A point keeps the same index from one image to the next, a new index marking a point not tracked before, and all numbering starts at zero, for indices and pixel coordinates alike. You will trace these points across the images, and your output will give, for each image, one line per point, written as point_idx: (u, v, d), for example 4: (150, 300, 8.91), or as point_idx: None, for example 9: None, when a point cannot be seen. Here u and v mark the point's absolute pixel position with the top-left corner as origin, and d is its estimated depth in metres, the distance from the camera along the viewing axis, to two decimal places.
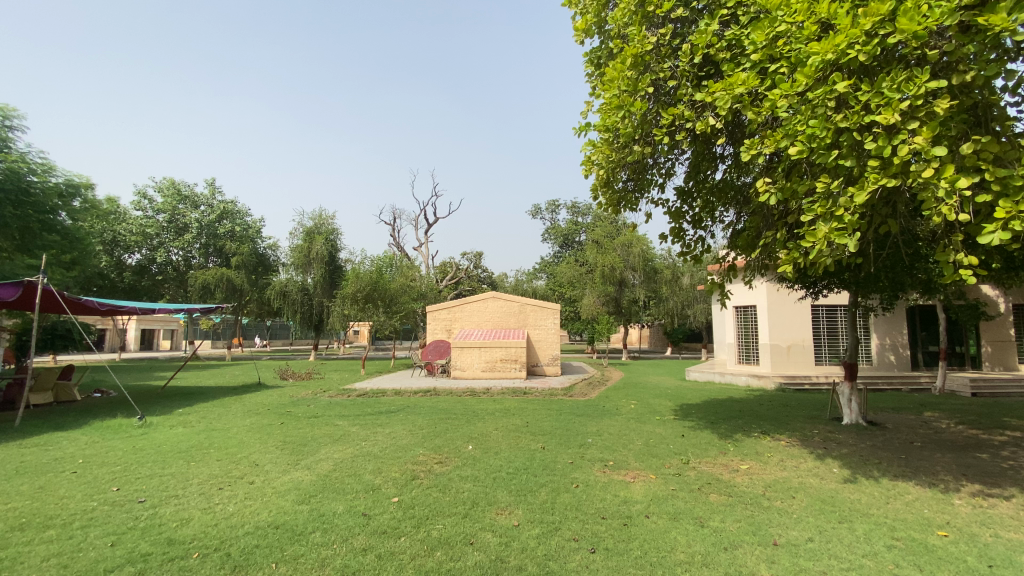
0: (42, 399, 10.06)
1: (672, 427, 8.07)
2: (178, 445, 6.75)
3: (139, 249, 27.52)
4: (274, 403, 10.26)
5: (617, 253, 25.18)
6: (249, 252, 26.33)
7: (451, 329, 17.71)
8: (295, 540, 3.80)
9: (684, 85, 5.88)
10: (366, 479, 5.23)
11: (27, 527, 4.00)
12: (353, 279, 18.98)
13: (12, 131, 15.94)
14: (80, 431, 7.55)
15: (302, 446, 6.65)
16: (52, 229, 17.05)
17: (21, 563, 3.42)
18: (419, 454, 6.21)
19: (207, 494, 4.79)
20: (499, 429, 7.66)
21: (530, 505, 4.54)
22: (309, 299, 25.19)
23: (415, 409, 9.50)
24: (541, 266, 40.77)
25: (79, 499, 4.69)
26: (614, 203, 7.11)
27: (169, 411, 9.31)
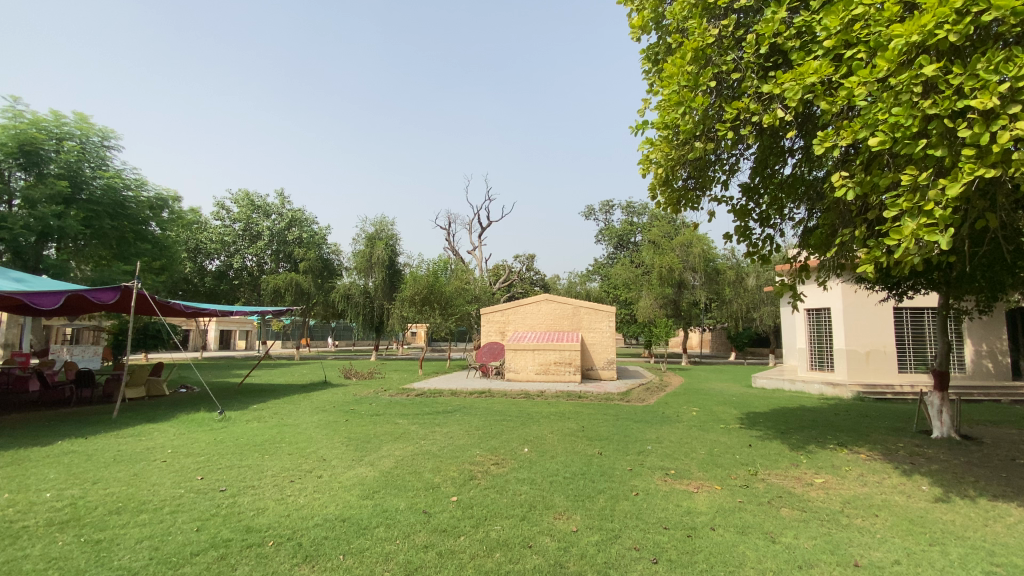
0: (136, 393, 11.03)
1: (737, 437, 7.69)
2: (252, 439, 7.19)
3: (218, 255, 29.71)
4: (339, 401, 10.74)
5: (676, 254, 24.36)
6: (315, 257, 27.80)
7: (504, 331, 17.93)
8: (361, 534, 3.93)
9: (749, 77, 5.61)
10: (426, 477, 5.36)
11: (124, 511, 4.40)
12: (412, 281, 19.56)
13: (110, 150, 17.72)
14: (169, 424, 8.25)
15: (366, 443, 6.90)
16: (144, 238, 18.91)
17: (118, 544, 3.76)
18: (476, 454, 6.29)
19: (280, 486, 5.08)
20: (555, 433, 7.60)
21: (589, 511, 4.47)
22: (370, 302, 26.20)
23: (472, 410, 9.62)
24: (595, 267, 40.27)
25: (168, 486, 5.10)
26: (674, 202, 6.88)
27: (244, 407, 9.96)
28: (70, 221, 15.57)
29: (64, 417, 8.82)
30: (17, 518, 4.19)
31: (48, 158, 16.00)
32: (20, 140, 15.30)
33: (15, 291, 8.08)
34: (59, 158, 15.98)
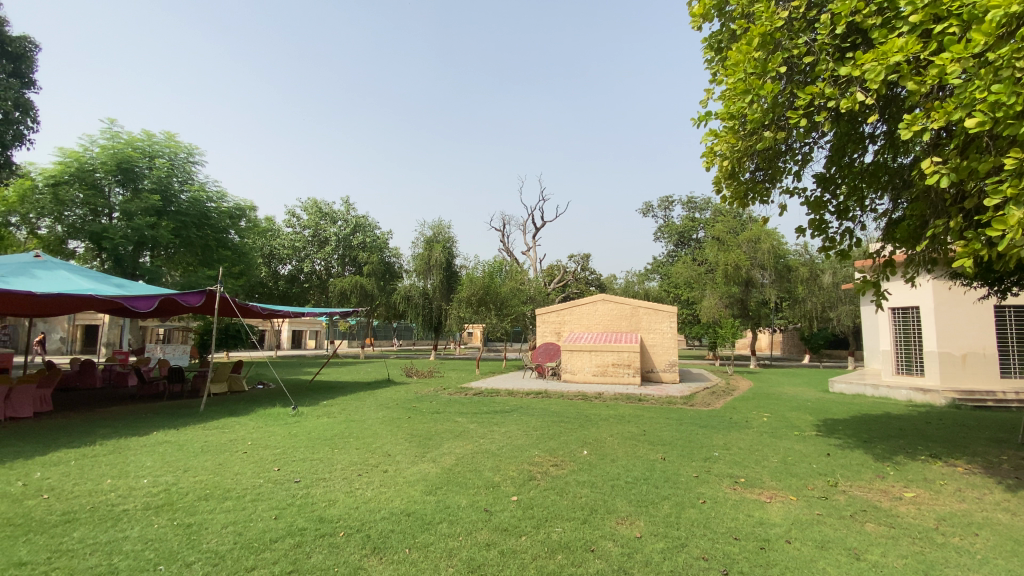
0: (219, 388, 11.92)
1: (814, 444, 7.20)
2: (322, 433, 7.57)
3: (290, 260, 31.59)
4: (402, 399, 11.09)
5: (742, 250, 23.17)
6: (378, 260, 28.92)
7: (561, 331, 17.84)
8: (425, 529, 4.03)
9: (824, 60, 5.25)
10: (487, 475, 5.41)
11: (212, 498, 4.77)
12: (468, 283, 19.88)
13: (195, 165, 19.34)
14: (249, 418, 8.86)
15: (428, 440, 7.08)
16: (225, 245, 20.51)
17: (206, 528, 4.08)
18: (536, 455, 6.28)
19: (349, 479, 5.31)
20: (615, 436, 7.45)
21: (653, 518, 4.34)
22: (429, 303, 26.89)
23: (530, 410, 9.62)
24: (654, 266, 39.16)
25: (249, 476, 5.48)
26: (741, 196, 6.56)
27: (315, 403, 10.51)
28: (161, 231, 17.11)
29: (159, 409, 9.69)
30: (120, 502, 4.65)
31: (142, 175, 17.66)
32: (118, 159, 17.03)
33: (116, 295, 8.98)
34: (152, 174, 17.61)
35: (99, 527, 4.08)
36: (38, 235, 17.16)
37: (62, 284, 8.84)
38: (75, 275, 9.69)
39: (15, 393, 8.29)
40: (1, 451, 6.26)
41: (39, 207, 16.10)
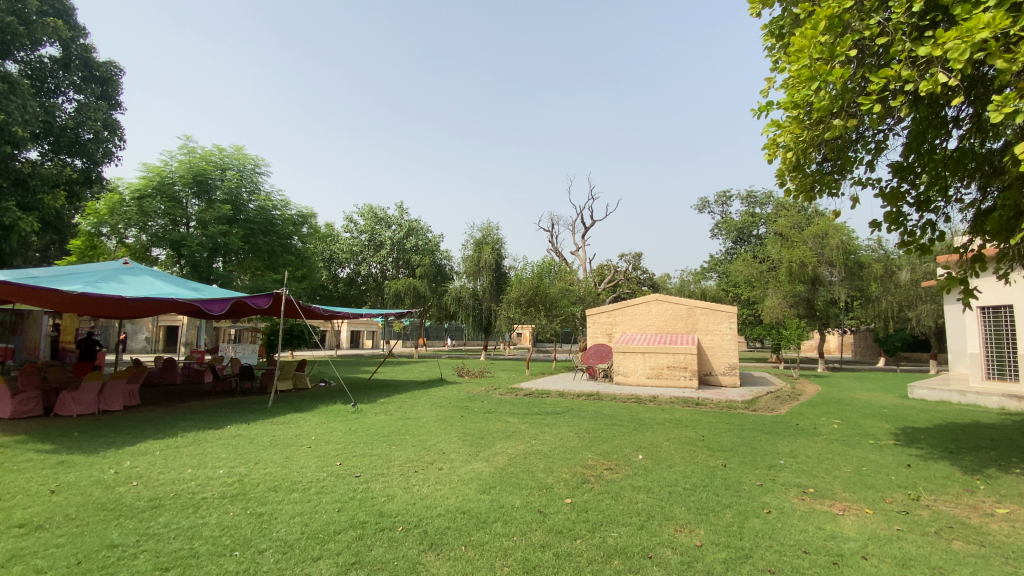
0: (285, 385, 12.55)
1: (892, 455, 6.68)
2: (379, 430, 7.81)
3: (348, 264, 32.96)
4: (455, 398, 11.29)
5: (808, 246, 21.90)
6: (430, 263, 29.57)
7: (613, 332, 17.56)
8: (480, 527, 4.07)
9: (899, 41, 4.86)
10: (540, 476, 5.40)
11: (280, 489, 5.04)
12: (517, 283, 19.96)
13: (262, 175, 20.63)
14: (312, 414, 9.30)
15: (480, 439, 7.15)
16: (289, 250, 21.73)
17: (275, 517, 4.31)
18: (588, 458, 6.20)
19: (406, 476, 5.46)
20: (671, 441, 7.24)
21: (714, 526, 4.18)
22: (479, 304, 27.19)
23: (582, 413, 9.51)
24: (711, 264, 37.75)
25: (314, 469, 5.76)
26: (807, 188, 6.20)
27: (373, 401, 10.89)
28: (232, 238, 18.34)
29: (232, 405, 10.36)
30: (199, 490, 5.01)
31: (215, 186, 18.99)
32: (194, 173, 18.40)
33: (194, 299, 9.69)
34: (224, 185, 18.92)
35: (180, 514, 4.41)
36: (125, 243, 18.55)
37: (147, 289, 9.64)
38: (157, 281, 10.54)
39: (108, 388, 9.10)
40: (98, 441, 6.89)
41: (126, 218, 17.63)
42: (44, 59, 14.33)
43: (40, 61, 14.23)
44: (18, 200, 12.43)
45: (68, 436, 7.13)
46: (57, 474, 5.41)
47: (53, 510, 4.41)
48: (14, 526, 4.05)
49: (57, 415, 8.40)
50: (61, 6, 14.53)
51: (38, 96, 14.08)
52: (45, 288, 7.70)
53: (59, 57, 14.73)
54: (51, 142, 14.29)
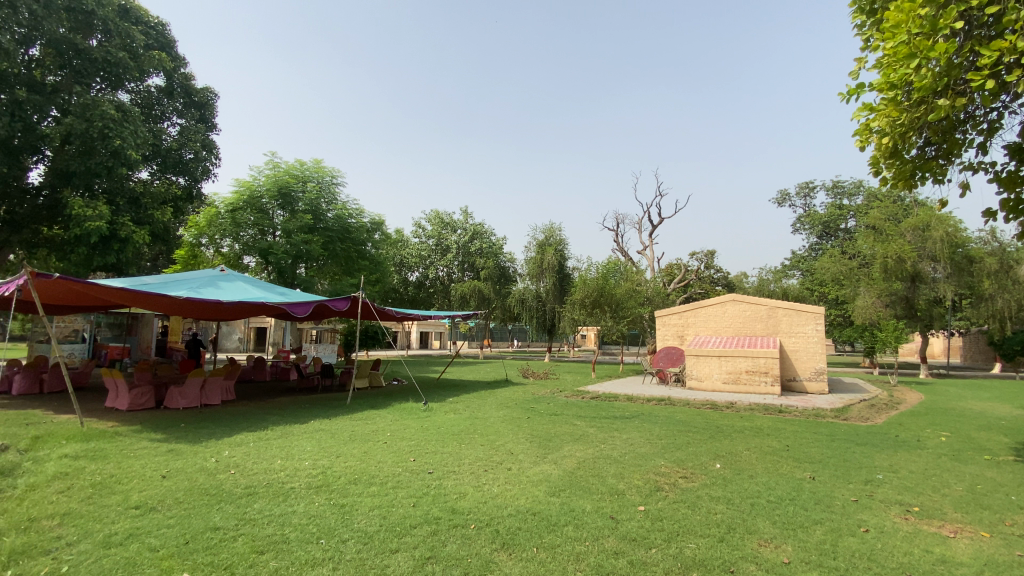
0: (362, 383, 13.17)
1: (1014, 472, 5.90)
2: (450, 429, 8.02)
3: (417, 268, 34.20)
4: (522, 399, 11.35)
5: (906, 240, 19.93)
6: (494, 265, 29.98)
7: (685, 335, 16.93)
8: (552, 530, 4.06)
9: (1015, 7, 4.30)
10: (610, 482, 5.29)
11: (360, 482, 5.31)
12: (582, 285, 19.74)
13: (339, 186, 21.93)
14: (387, 411, 9.72)
15: (548, 441, 7.14)
16: (363, 256, 22.90)
17: (357, 509, 4.55)
18: (661, 465, 6.00)
19: (477, 474, 5.56)
20: (752, 450, 6.84)
21: (802, 543, 3.90)
22: (542, 306, 27.16)
23: (653, 418, 9.22)
24: (792, 262, 35.34)
25: (390, 464, 6.01)
26: (906, 176, 5.63)
27: (443, 400, 11.20)
28: (314, 246, 19.62)
29: (314, 401, 11.05)
30: (288, 480, 5.39)
31: (298, 198, 20.42)
32: (280, 186, 19.92)
33: (280, 302, 10.43)
34: (305, 197, 20.32)
35: (273, 501, 4.76)
36: (222, 253, 20.42)
37: (240, 293, 10.52)
38: (248, 286, 11.48)
39: (208, 383, 10.01)
40: (201, 432, 7.59)
41: (222, 229, 19.39)
42: (152, 88, 16.02)
43: (149, 90, 15.92)
44: (132, 216, 13.91)
45: (175, 427, 7.91)
46: (168, 461, 6.02)
47: (164, 493, 4.91)
48: (133, 508, 4.54)
49: (166, 407, 9.36)
50: (165, 40, 16.24)
51: (148, 122, 15.79)
52: (157, 293, 8.59)
53: (165, 86, 16.39)
54: (159, 162, 15.83)
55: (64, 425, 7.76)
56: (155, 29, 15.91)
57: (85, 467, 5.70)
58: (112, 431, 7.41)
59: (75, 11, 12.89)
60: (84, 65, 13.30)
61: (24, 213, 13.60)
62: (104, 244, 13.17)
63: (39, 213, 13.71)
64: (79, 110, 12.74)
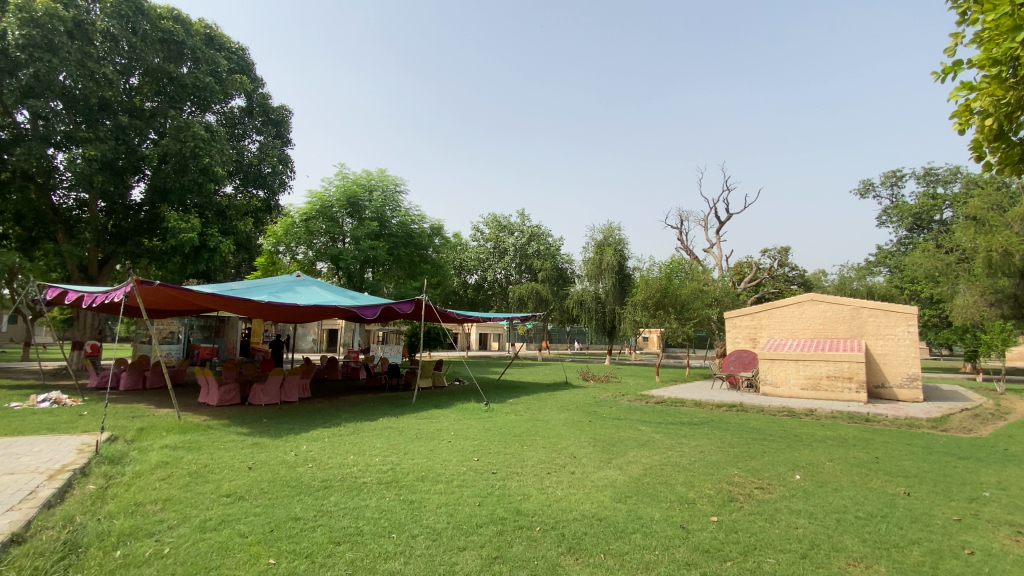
0: (426, 382, 13.56)
1: None
2: (512, 430, 8.07)
3: (476, 271, 34.77)
4: (583, 402, 11.22)
5: (1014, 230, 17.80)
6: (551, 266, 29.90)
7: (758, 337, 16.07)
8: (619, 536, 3.97)
9: None
10: (679, 490, 5.11)
11: (427, 480, 5.46)
12: (644, 286, 19.25)
13: (402, 192, 22.74)
14: (450, 411, 9.94)
15: (612, 446, 7.01)
16: (425, 260, 23.59)
17: (424, 505, 4.68)
18: (734, 474, 5.71)
19: (540, 477, 5.55)
20: (835, 461, 6.37)
21: (897, 564, 3.57)
22: (602, 307, 26.72)
23: (723, 424, 8.81)
24: (878, 257, 32.57)
25: (454, 463, 6.14)
26: (1015, 161, 4.95)
27: (504, 401, 11.30)
28: (380, 251, 20.46)
29: (382, 400, 11.51)
30: (360, 475, 5.65)
31: (365, 206, 21.41)
32: (348, 196, 21.00)
33: (351, 305, 10.94)
34: (372, 205, 21.30)
35: (347, 495, 5.00)
36: (297, 259, 21.76)
37: (316, 298, 11.15)
38: (322, 290, 12.16)
39: (287, 381, 10.72)
40: (281, 427, 8.12)
41: (297, 237, 20.70)
42: (235, 109, 17.34)
43: (232, 111, 17.26)
44: (219, 227, 15.08)
45: (259, 422, 8.50)
46: (253, 454, 6.48)
47: (251, 484, 5.30)
48: (224, 496, 4.93)
49: (251, 404, 10.08)
50: (245, 64, 17.54)
51: (231, 140, 17.11)
52: (241, 298, 9.31)
53: (246, 106, 17.69)
54: (242, 178, 17.03)
55: (164, 418, 8.56)
56: (237, 54, 17.24)
57: (182, 457, 6.26)
58: (205, 425, 8.09)
59: (168, 42, 14.33)
60: (176, 90, 14.69)
61: (129, 226, 15.16)
62: (196, 254, 14.38)
63: (141, 227, 15.25)
64: (174, 132, 14.04)
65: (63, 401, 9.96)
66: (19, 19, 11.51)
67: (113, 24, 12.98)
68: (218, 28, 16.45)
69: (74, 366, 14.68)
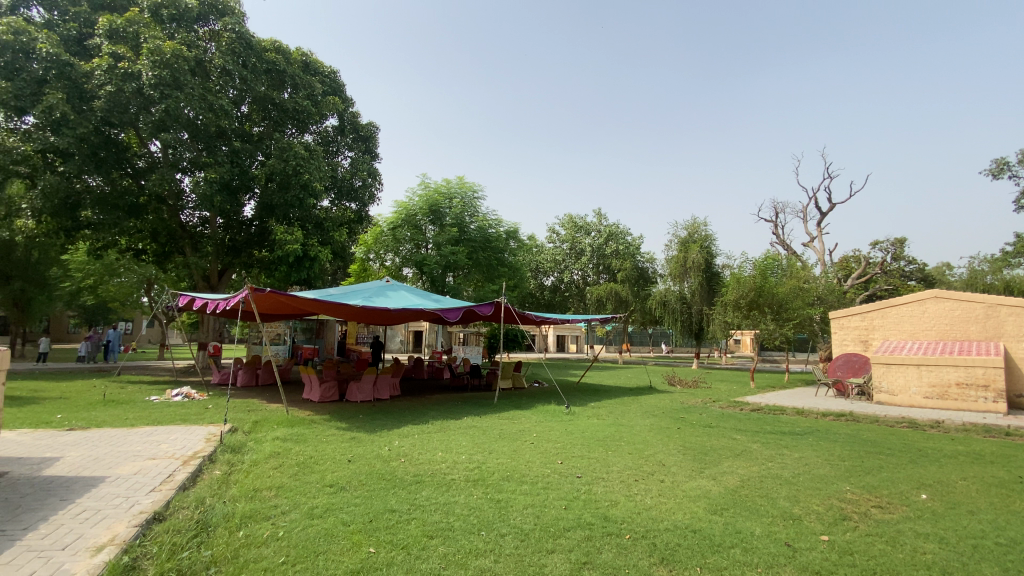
0: (507, 384, 13.76)
1: None
2: (596, 434, 7.95)
3: (553, 272, 34.81)
4: (670, 407, 10.78)
5: None
6: (631, 266, 29.14)
7: (870, 340, 14.53)
8: (715, 550, 3.77)
9: None
10: (782, 505, 4.74)
11: (511, 480, 5.52)
12: (735, 284, 18.18)
13: (480, 198, 23.32)
14: (532, 412, 10.01)
15: (703, 454, 6.67)
16: (503, 263, 23.99)
17: (511, 506, 4.73)
18: (847, 490, 5.18)
19: (627, 483, 5.40)
20: (970, 481, 5.57)
21: None
22: (688, 308, 25.58)
23: (830, 435, 8.05)
24: (1019, 247, 28.14)
25: (538, 465, 6.15)
26: None
27: (586, 404, 11.17)
28: (461, 255, 21.10)
29: (466, 399, 11.84)
30: (449, 472, 5.84)
31: (446, 213, 22.26)
32: (430, 204, 21.92)
33: (436, 309, 11.39)
34: (452, 212, 22.09)
35: (437, 491, 5.19)
36: (385, 266, 23.04)
37: (404, 302, 11.76)
38: (409, 294, 12.78)
39: (379, 379, 11.39)
40: (375, 423, 8.62)
41: (385, 245, 21.93)
42: (329, 129, 18.72)
43: (327, 130, 18.60)
44: (318, 238, 16.37)
45: (355, 418, 9.10)
46: (351, 447, 6.95)
47: (350, 475, 5.68)
48: (328, 486, 5.33)
49: (348, 401, 10.82)
50: (337, 85, 18.89)
51: (327, 157, 18.49)
52: (339, 303, 10.07)
53: (338, 125, 18.98)
54: (336, 192, 18.38)
55: (274, 412, 9.44)
56: (329, 77, 18.57)
57: (290, 448, 6.86)
58: (309, 419, 8.79)
59: (272, 71, 15.86)
60: (279, 115, 16.20)
61: (243, 240, 16.90)
62: (298, 263, 15.71)
63: (252, 240, 16.90)
64: (279, 152, 15.45)
65: (192, 395, 11.30)
66: (152, 62, 13.11)
67: (227, 59, 14.59)
68: (314, 55, 17.90)
69: (201, 364, 16.63)
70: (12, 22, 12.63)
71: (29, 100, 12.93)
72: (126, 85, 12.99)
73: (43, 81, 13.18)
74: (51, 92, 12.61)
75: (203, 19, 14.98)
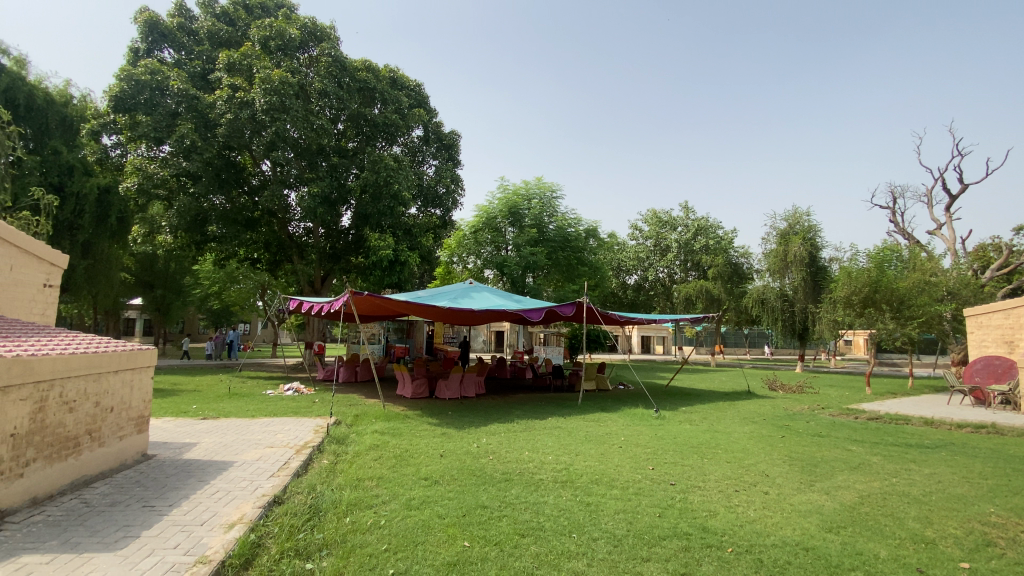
0: (591, 385, 13.57)
1: None
2: (689, 440, 7.57)
3: (637, 270, 33.79)
4: (772, 414, 10.00)
5: None
6: (723, 262, 27.43)
7: (1017, 340, 12.49)
8: (831, 571, 3.44)
9: None
10: (911, 526, 4.21)
11: (601, 484, 5.42)
12: (846, 279, 16.48)
13: (559, 197, 23.26)
14: (620, 415, 9.76)
15: (813, 466, 6.11)
16: (584, 263, 23.72)
17: (601, 510, 4.64)
18: (994, 513, 4.49)
19: (726, 493, 5.10)
20: None
21: None
22: (790, 306, 23.61)
23: (968, 449, 7.02)
24: None
25: (628, 469, 5.99)
26: None
27: (676, 408, 10.69)
28: (540, 256, 21.17)
29: (550, 400, 11.83)
30: (537, 471, 5.87)
31: (525, 215, 22.49)
32: (510, 206, 22.28)
33: (519, 309, 11.49)
34: (531, 213, 22.24)
35: (526, 490, 5.23)
36: (468, 268, 23.69)
37: (488, 303, 12.01)
38: (492, 296, 13.05)
39: (465, 378, 11.75)
40: (463, 420, 8.89)
41: (468, 248, 22.57)
42: (416, 139, 19.62)
43: (413, 141, 19.46)
44: (407, 243, 17.19)
45: (445, 414, 9.45)
46: (443, 443, 7.23)
47: (443, 470, 5.90)
48: (423, 479, 5.58)
49: (437, 398, 11.27)
50: (422, 98, 19.76)
51: (414, 167, 19.39)
52: (429, 304, 10.49)
53: (423, 136, 19.86)
54: (423, 199, 19.24)
55: (372, 407, 10.07)
56: (415, 91, 19.50)
57: (388, 441, 7.28)
58: (403, 415, 9.27)
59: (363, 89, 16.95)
60: (370, 129, 17.25)
61: (341, 247, 18.16)
62: (390, 268, 16.64)
63: (349, 247, 18.14)
64: (371, 165, 16.46)
65: (303, 390, 12.40)
66: (263, 90, 14.59)
67: (325, 82, 15.85)
68: (400, 71, 18.88)
69: (307, 361, 18.22)
70: (150, 64, 14.69)
71: (165, 130, 14.79)
72: (242, 112, 14.56)
73: (174, 114, 15.09)
74: (183, 123, 14.46)
75: (303, 46, 16.38)
